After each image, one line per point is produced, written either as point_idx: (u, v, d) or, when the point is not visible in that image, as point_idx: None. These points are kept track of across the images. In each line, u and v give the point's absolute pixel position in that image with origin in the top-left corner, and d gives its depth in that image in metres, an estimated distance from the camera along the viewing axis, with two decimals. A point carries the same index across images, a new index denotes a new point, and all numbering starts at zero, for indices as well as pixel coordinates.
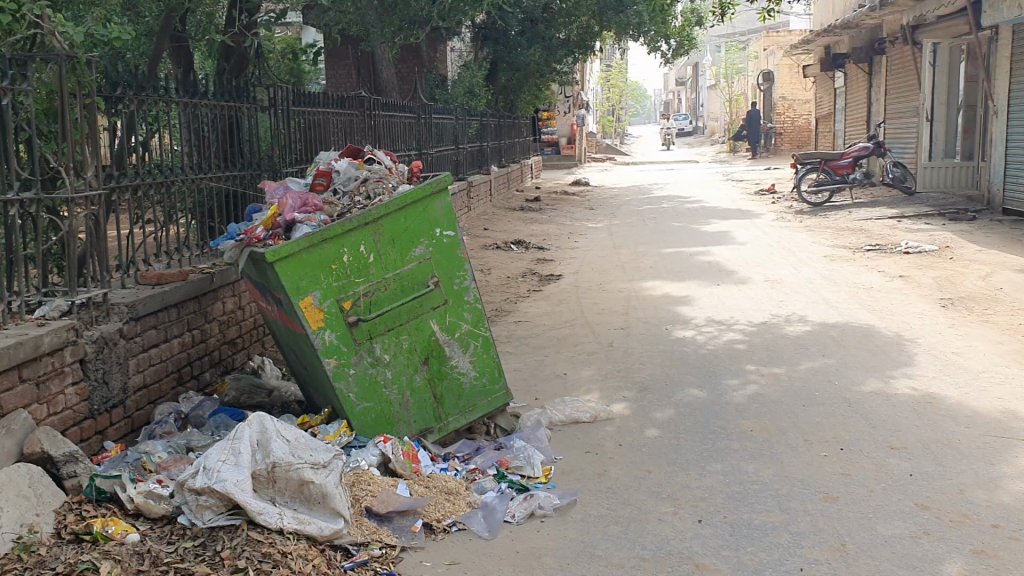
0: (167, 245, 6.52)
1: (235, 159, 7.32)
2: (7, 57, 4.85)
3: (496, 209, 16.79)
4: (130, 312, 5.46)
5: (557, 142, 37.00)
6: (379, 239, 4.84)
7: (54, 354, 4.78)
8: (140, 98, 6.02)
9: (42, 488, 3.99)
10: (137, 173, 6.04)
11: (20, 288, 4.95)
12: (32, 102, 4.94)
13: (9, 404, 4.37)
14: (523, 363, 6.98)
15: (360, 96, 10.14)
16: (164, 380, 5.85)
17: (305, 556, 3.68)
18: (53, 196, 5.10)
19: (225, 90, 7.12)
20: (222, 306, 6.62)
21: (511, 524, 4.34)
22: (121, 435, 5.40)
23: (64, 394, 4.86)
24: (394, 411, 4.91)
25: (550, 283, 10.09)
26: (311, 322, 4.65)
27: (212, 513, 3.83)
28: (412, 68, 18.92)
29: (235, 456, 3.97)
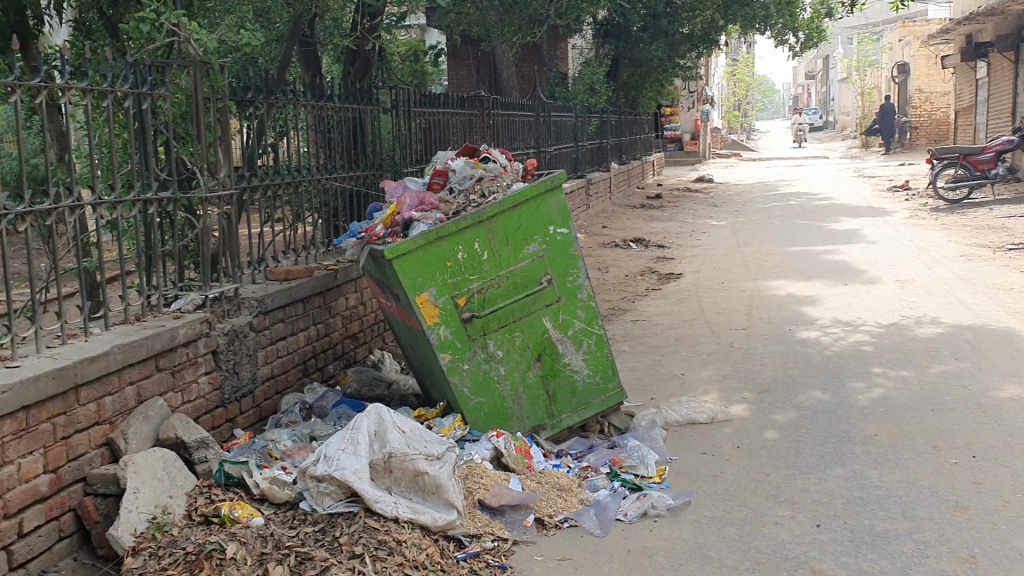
0: (295, 243, 6.79)
1: (359, 159, 7.55)
2: (148, 66, 5.16)
3: (616, 207, 16.71)
4: (259, 306, 5.71)
5: (679, 138, 36.52)
6: (493, 236, 4.91)
7: (189, 345, 5.05)
8: (270, 101, 6.28)
9: (176, 472, 4.26)
10: (267, 174, 6.31)
11: (159, 283, 5.26)
12: (169, 107, 5.24)
13: (147, 391, 4.66)
14: (640, 362, 6.95)
15: (480, 96, 10.29)
16: (290, 371, 6.08)
17: (419, 545, 3.77)
18: (189, 196, 5.38)
19: (349, 93, 7.35)
20: (345, 301, 6.84)
21: (623, 523, 4.33)
22: (250, 423, 5.65)
23: (198, 382, 5.13)
24: (508, 407, 4.97)
25: (669, 282, 9.98)
26: (427, 317, 4.76)
27: (331, 500, 3.94)
28: (533, 67, 19.06)
29: (353, 445, 4.09)
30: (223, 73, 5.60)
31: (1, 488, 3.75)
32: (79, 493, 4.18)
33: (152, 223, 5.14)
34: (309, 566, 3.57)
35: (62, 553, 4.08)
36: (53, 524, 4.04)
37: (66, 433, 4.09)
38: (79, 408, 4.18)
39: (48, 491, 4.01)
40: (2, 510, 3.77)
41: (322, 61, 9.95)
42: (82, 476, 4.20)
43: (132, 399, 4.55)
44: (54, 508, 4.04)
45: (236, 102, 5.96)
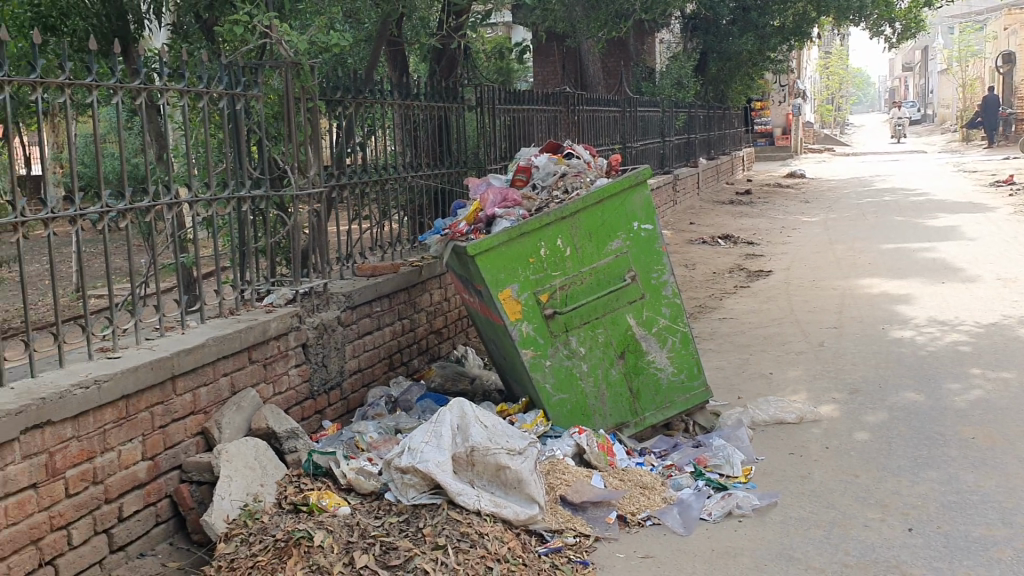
0: (382, 239, 6.90)
1: (444, 157, 7.63)
2: (242, 67, 5.31)
3: (703, 203, 16.48)
4: (347, 301, 5.83)
5: (769, 133, 35.81)
6: (576, 232, 4.91)
7: (280, 338, 5.20)
8: (358, 101, 6.39)
9: (267, 461, 4.41)
10: (355, 172, 6.43)
11: (251, 278, 5.41)
12: (261, 108, 5.39)
13: (240, 382, 4.83)
14: (727, 360, 6.85)
15: (565, 93, 10.27)
16: (377, 365, 6.20)
17: (500, 538, 3.80)
18: (281, 194, 5.53)
19: (435, 91, 7.43)
20: (430, 297, 6.93)
21: (707, 522, 4.29)
22: (338, 415, 5.78)
23: (288, 374, 5.28)
24: (590, 404, 4.96)
25: (757, 279, 9.81)
26: (509, 313, 4.79)
27: (415, 491, 3.99)
28: (620, 62, 18.93)
29: (437, 438, 4.14)
30: (313, 74, 5.72)
31: (103, 473, 3.93)
32: (175, 480, 4.35)
33: (244, 220, 5.30)
34: (393, 555, 3.63)
35: (160, 537, 4.25)
36: (151, 509, 4.21)
37: (163, 422, 4.26)
38: (176, 397, 4.35)
39: (146, 477, 4.18)
40: (104, 494, 3.94)
41: (409, 61, 10.08)
42: (178, 463, 4.36)
43: (226, 390, 4.71)
44: (152, 494, 4.21)
45: (327, 102, 6.07)
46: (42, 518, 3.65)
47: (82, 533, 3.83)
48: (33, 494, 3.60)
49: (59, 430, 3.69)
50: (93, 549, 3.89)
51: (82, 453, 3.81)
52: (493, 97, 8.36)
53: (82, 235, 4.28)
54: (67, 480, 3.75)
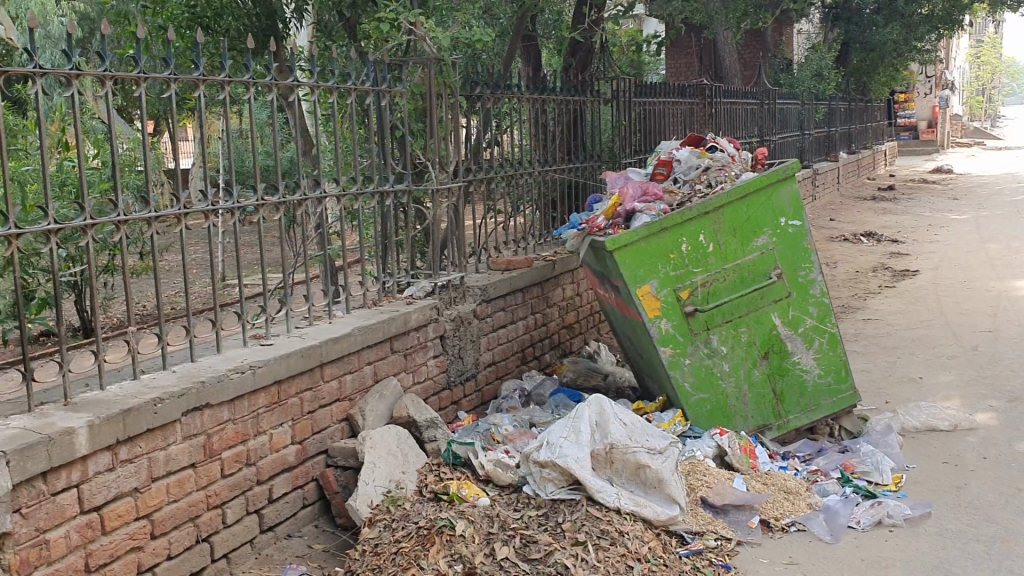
0: (516, 233, 6.94)
1: (577, 152, 7.61)
2: (387, 64, 5.42)
3: (843, 199, 15.88)
4: (483, 294, 5.87)
5: (914, 126, 34.26)
6: (719, 228, 4.79)
7: (419, 329, 5.30)
8: (496, 96, 6.42)
9: (408, 449, 4.50)
10: (491, 166, 6.47)
11: (393, 270, 5.53)
12: (405, 104, 5.49)
13: (382, 371, 4.95)
14: (872, 363, 6.57)
15: (701, 85, 10.08)
16: (510, 359, 6.23)
17: (641, 537, 3.75)
18: (422, 188, 5.62)
19: (570, 85, 7.41)
20: (563, 292, 6.91)
21: (855, 530, 4.11)
22: (473, 406, 5.83)
23: (427, 365, 5.36)
24: (731, 405, 4.85)
25: (903, 279, 9.37)
26: (648, 310, 4.72)
27: (554, 486, 3.97)
28: (756, 53, 18.49)
29: (576, 435, 4.11)
30: (455, 69, 5.78)
31: (256, 455, 4.10)
32: (321, 465, 4.50)
33: (387, 213, 5.41)
34: (533, 549, 3.64)
35: (306, 519, 4.40)
36: (298, 492, 4.36)
37: (311, 407, 4.43)
38: (324, 384, 4.51)
39: (294, 460, 4.33)
40: (256, 476, 4.11)
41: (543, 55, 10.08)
42: (324, 448, 4.52)
43: (369, 378, 4.84)
44: (299, 477, 4.36)
45: (468, 98, 6.12)
46: (200, 497, 3.82)
47: (236, 512, 4.00)
48: (192, 473, 3.78)
49: (216, 412, 3.87)
50: (245, 528, 4.05)
51: (236, 436, 3.98)
52: (628, 91, 8.26)
53: (238, 226, 4.46)
54: (223, 460, 3.92)
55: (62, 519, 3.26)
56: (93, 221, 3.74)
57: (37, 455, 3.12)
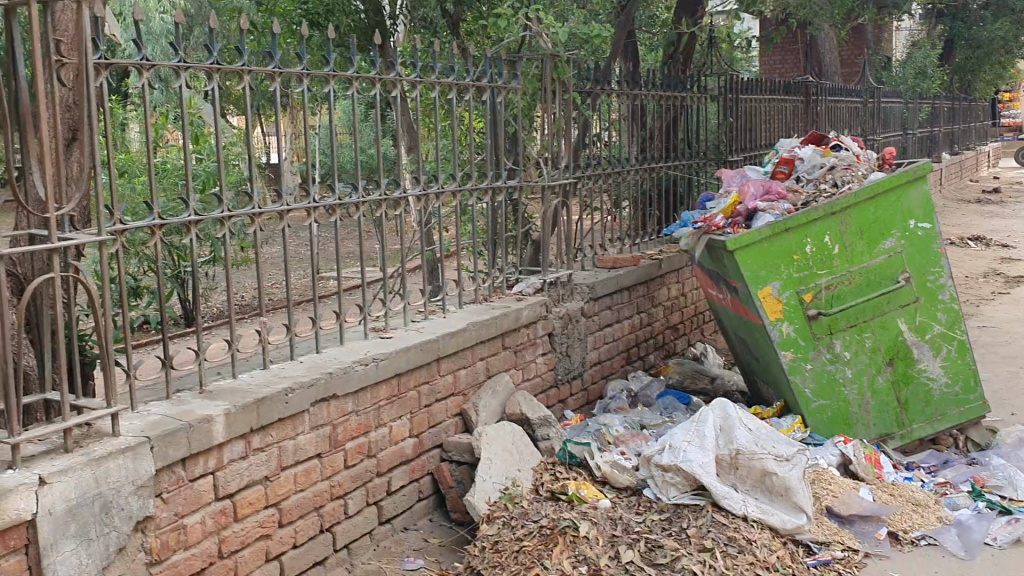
0: (621, 231, 6.86)
1: (682, 149, 7.49)
2: (504, 59, 5.40)
3: (946, 202, 15.36)
4: (591, 292, 5.80)
5: (1017, 127, 32.99)
6: (846, 229, 4.65)
7: (529, 326, 5.26)
8: (607, 92, 6.35)
9: (523, 446, 4.44)
10: (600, 163, 6.40)
11: (503, 266, 5.51)
12: (520, 99, 5.46)
13: (494, 368, 4.94)
14: (993, 373, 6.31)
15: (806, 82, 9.84)
16: (616, 358, 6.16)
17: (769, 546, 3.66)
18: (534, 184, 5.58)
19: (678, 82, 7.30)
20: (668, 291, 6.81)
21: (991, 548, 3.94)
22: (579, 405, 5.78)
23: (536, 362, 5.33)
24: (853, 412, 4.70)
25: (1018, 285, 8.99)
26: (769, 312, 4.60)
27: (677, 491, 3.90)
28: (855, 50, 18.00)
29: (700, 439, 4.04)
30: (570, 64, 5.73)
31: (376, 448, 4.13)
32: (436, 459, 4.51)
33: (499, 208, 5.39)
34: (659, 553, 3.57)
35: (421, 512, 4.41)
36: (415, 485, 4.38)
37: (428, 401, 4.43)
38: (440, 378, 4.52)
39: (412, 453, 4.35)
40: (376, 468, 4.14)
41: (643, 52, 9.95)
42: (439, 443, 4.52)
43: (482, 374, 4.83)
44: (416, 470, 4.38)
45: (582, 94, 6.06)
46: (324, 487, 3.86)
47: (357, 504, 4.04)
48: (318, 463, 3.82)
49: (341, 403, 3.91)
50: (365, 519, 4.09)
51: (359, 427, 4.02)
52: (734, 88, 8.10)
53: (361, 219, 4.52)
54: (346, 452, 3.96)
55: (199, 504, 3.31)
56: (229, 212, 3.82)
57: (178, 441, 3.18)
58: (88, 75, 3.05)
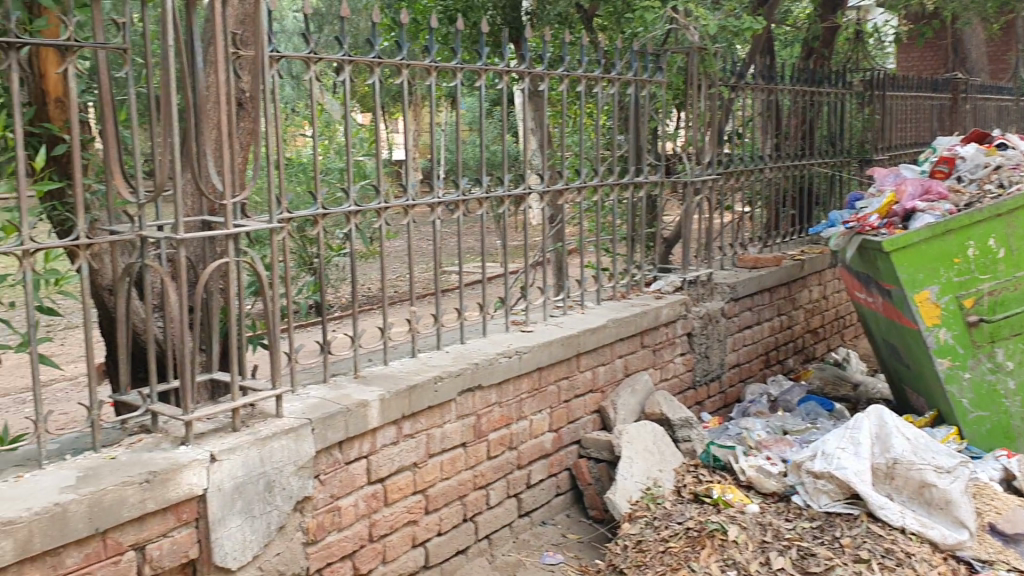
0: (761, 230, 6.69)
1: (825, 146, 7.26)
2: (649, 52, 5.33)
3: None
4: (731, 292, 5.67)
5: None
6: (1012, 232, 4.45)
7: (669, 325, 5.19)
8: (751, 87, 6.20)
9: (665, 447, 4.34)
10: (743, 159, 6.25)
11: (643, 263, 5.44)
12: (665, 93, 5.38)
13: (633, 366, 4.88)
14: None
15: (955, 77, 9.40)
16: (754, 361, 6.01)
17: (929, 561, 3.49)
18: (676, 179, 5.50)
19: (822, 77, 7.07)
20: (809, 294, 6.61)
21: None
22: (716, 408, 5.67)
23: (674, 362, 5.25)
24: (1014, 425, 4.50)
25: None
26: (925, 317, 4.37)
27: (827, 499, 3.79)
28: (1003, 46, 17.11)
29: (854, 446, 3.91)
30: (717, 57, 5.61)
31: (518, 440, 4.14)
32: (574, 454, 4.49)
33: (642, 204, 5.32)
34: (812, 562, 3.47)
35: (559, 507, 4.42)
36: (553, 480, 4.38)
37: (567, 397, 4.42)
38: (579, 374, 4.50)
39: (552, 448, 4.35)
40: (517, 460, 4.15)
41: (779, 48, 9.70)
42: (578, 439, 4.50)
43: (620, 372, 4.78)
44: (555, 465, 4.38)
45: (727, 88, 5.93)
46: (469, 477, 3.89)
47: (499, 495, 4.06)
48: (462, 453, 3.85)
49: (486, 395, 3.93)
50: (506, 511, 4.11)
51: (502, 419, 4.04)
52: (881, 84, 7.81)
53: (508, 213, 4.54)
54: (489, 442, 3.99)
55: (353, 487, 3.36)
56: (385, 204, 3.90)
57: (336, 425, 3.23)
58: (263, 66, 3.14)
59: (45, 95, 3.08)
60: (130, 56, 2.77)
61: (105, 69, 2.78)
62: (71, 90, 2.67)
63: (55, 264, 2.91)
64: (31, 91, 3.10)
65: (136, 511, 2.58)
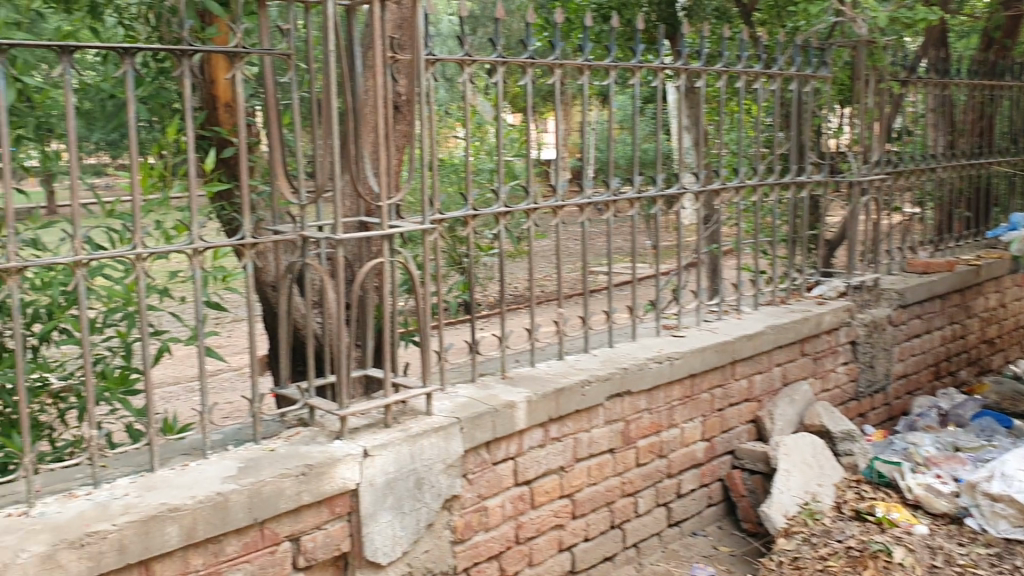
0: (933, 233, 6.29)
1: (1005, 144, 6.76)
2: (813, 47, 5.10)
3: None
4: (900, 299, 5.35)
5: None
6: None
7: (831, 333, 4.95)
8: (924, 81, 5.84)
9: (825, 460, 4.13)
10: (914, 158, 5.90)
11: (803, 267, 5.21)
12: (829, 89, 5.14)
13: (792, 374, 4.68)
14: None
15: None
16: (923, 372, 5.66)
17: None
18: (840, 179, 5.24)
19: (1003, 69, 6.59)
20: (985, 302, 6.17)
21: None
22: (880, 421, 5.37)
23: (836, 372, 5.00)
24: None
25: None
26: None
27: (1008, 524, 3.54)
28: None
29: None
30: (888, 50, 5.30)
31: (668, 448, 4.04)
32: (727, 465, 4.35)
33: (803, 205, 5.09)
34: None
35: (709, 518, 4.28)
36: (705, 490, 4.25)
37: (721, 405, 4.28)
38: (734, 382, 4.34)
39: (703, 457, 4.22)
40: (667, 468, 4.05)
41: (952, 39, 9.12)
42: (731, 449, 4.35)
43: (778, 380, 4.59)
44: (707, 475, 4.25)
45: (897, 83, 5.60)
46: (616, 483, 3.82)
47: (648, 503, 3.98)
48: (610, 458, 3.78)
49: (635, 400, 3.85)
50: (654, 519, 4.02)
51: (652, 426, 3.94)
52: None
53: (660, 213, 4.44)
54: (638, 449, 3.90)
55: (500, 488, 3.35)
56: (535, 205, 3.87)
57: (484, 424, 3.23)
58: (419, 69, 3.17)
59: (216, 100, 3.22)
60: (294, 61, 2.84)
61: (270, 74, 2.87)
62: (238, 94, 2.77)
63: (223, 261, 3.02)
64: (203, 97, 3.25)
65: (292, 503, 2.65)
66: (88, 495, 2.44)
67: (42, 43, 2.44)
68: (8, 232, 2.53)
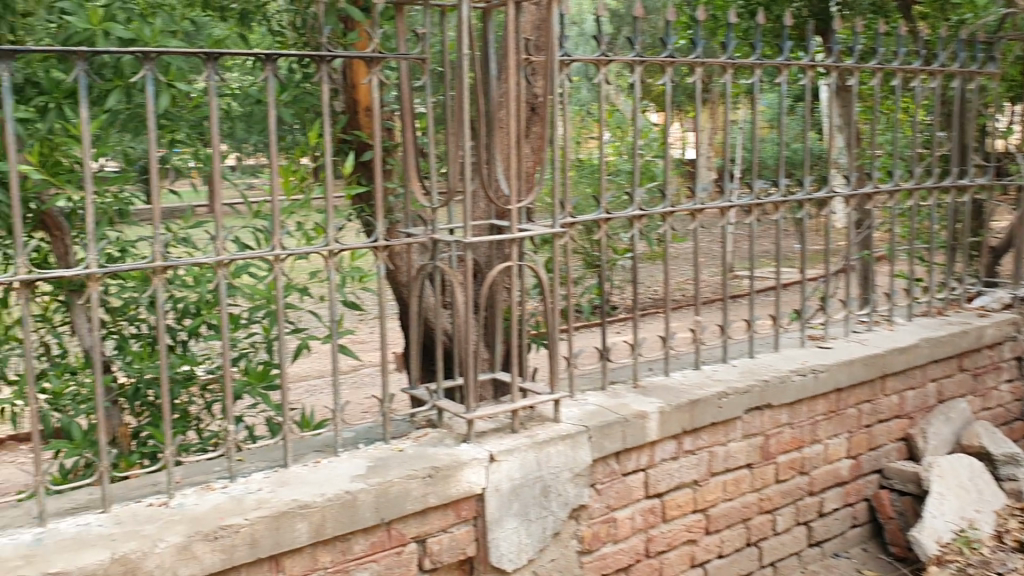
0: None
1: None
2: (979, 40, 4.74)
3: None
4: None
5: None
6: None
7: (994, 348, 4.60)
8: None
9: (984, 485, 3.84)
10: None
11: (963, 277, 4.87)
12: (997, 85, 4.77)
13: (949, 391, 4.38)
14: None
15: None
16: None
17: None
18: (1008, 183, 4.86)
19: None
20: None
21: None
22: None
23: (998, 389, 4.65)
24: None
25: None
26: None
27: None
28: None
29: None
30: None
31: (810, 464, 3.84)
32: (874, 485, 4.11)
33: (965, 210, 4.75)
34: None
35: (854, 540, 4.05)
36: (849, 510, 4.03)
37: (869, 421, 4.04)
38: (884, 397, 4.10)
39: (848, 476, 4.00)
40: (809, 486, 3.86)
41: None
42: (879, 468, 4.11)
43: (933, 397, 4.30)
44: (851, 494, 4.02)
45: None
46: (754, 499, 3.66)
47: (787, 521, 3.80)
48: (748, 473, 3.63)
49: (776, 414, 3.68)
50: (794, 539, 3.83)
51: (793, 441, 3.76)
52: None
53: (807, 217, 4.19)
54: (778, 465, 3.73)
55: (630, 500, 3.27)
56: (673, 208, 3.73)
57: (614, 434, 3.15)
58: (554, 71, 3.12)
59: (356, 105, 3.24)
60: (428, 65, 2.86)
61: (406, 79, 2.89)
62: (375, 99, 2.79)
63: (359, 262, 3.05)
64: (343, 101, 3.27)
65: (419, 505, 2.63)
66: (224, 488, 2.47)
67: (192, 49, 2.51)
68: (156, 233, 2.63)
